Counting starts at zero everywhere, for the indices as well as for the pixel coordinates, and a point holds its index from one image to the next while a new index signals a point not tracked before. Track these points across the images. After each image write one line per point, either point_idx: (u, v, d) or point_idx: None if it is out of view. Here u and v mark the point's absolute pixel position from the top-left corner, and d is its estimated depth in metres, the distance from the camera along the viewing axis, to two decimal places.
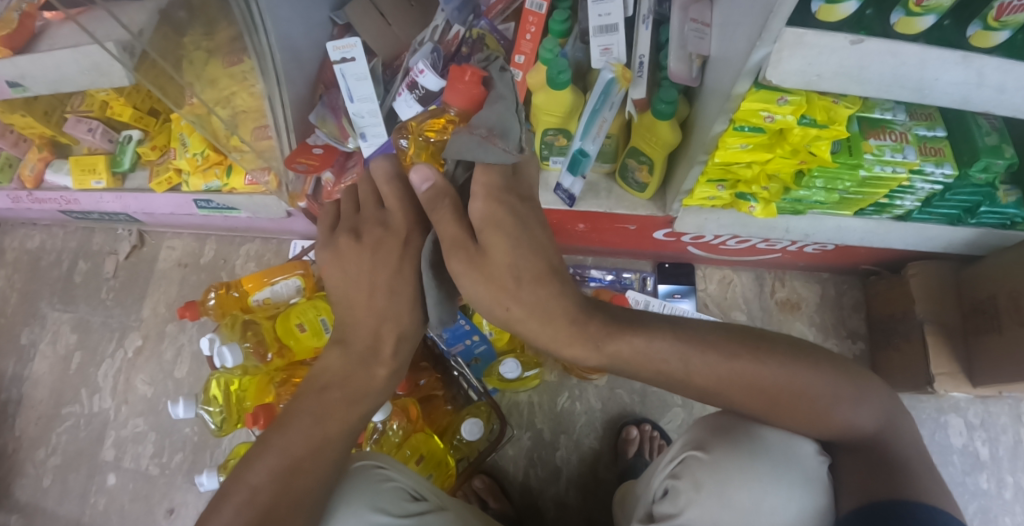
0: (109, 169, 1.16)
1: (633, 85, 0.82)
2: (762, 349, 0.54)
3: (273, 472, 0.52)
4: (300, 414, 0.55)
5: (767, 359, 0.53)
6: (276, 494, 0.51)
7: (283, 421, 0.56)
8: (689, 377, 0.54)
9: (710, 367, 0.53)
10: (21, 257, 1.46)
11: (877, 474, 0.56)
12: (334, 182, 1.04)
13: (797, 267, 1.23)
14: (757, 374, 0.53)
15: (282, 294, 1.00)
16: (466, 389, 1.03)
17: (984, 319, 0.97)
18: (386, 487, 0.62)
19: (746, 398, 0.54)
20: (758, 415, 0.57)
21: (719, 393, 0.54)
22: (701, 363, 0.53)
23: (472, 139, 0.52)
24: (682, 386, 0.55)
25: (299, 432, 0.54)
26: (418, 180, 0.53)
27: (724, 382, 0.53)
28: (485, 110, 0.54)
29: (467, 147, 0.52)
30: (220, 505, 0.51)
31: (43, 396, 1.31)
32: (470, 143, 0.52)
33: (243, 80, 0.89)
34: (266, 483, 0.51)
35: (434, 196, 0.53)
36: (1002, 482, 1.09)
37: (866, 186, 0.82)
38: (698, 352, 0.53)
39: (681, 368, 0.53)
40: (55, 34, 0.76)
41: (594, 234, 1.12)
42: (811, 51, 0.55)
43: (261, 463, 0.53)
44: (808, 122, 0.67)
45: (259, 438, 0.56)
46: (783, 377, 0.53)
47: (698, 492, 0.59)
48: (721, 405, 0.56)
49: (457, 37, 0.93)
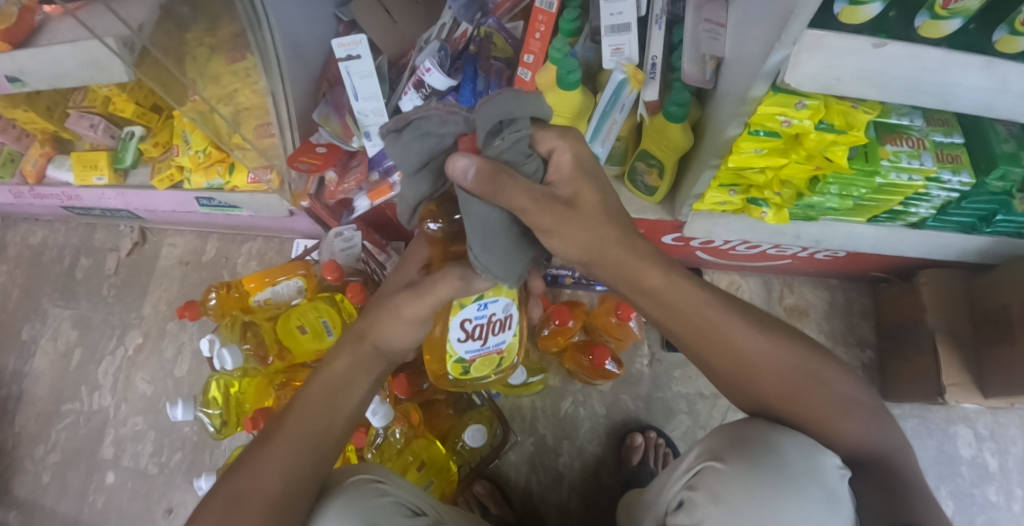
0: (112, 165, 1.15)
1: (644, 86, 0.80)
2: (794, 334, 0.63)
3: (283, 466, 0.52)
4: (290, 418, 0.56)
5: (797, 341, 0.62)
6: (283, 487, 0.52)
7: (269, 422, 0.57)
8: (729, 333, 0.60)
9: (749, 331, 0.60)
10: (24, 253, 1.45)
11: (892, 500, 0.58)
12: (335, 182, 1.03)
13: (806, 274, 1.21)
14: (789, 349, 0.61)
15: (282, 294, 0.96)
16: (467, 394, 1.03)
17: (996, 330, 0.95)
18: (382, 501, 0.59)
19: (777, 368, 0.60)
20: (781, 404, 0.61)
21: (751, 361, 0.60)
22: (741, 329, 0.60)
23: (515, 91, 0.41)
24: (721, 347, 0.61)
25: (279, 426, 0.55)
26: (461, 167, 0.39)
27: (757, 350, 0.60)
28: (514, 103, 0.41)
29: (519, 99, 0.41)
30: (231, 476, 0.52)
31: (44, 392, 1.31)
32: (515, 97, 0.41)
33: (245, 77, 0.88)
34: (275, 475, 0.52)
35: (488, 178, 0.40)
36: (1010, 495, 1.07)
37: (881, 193, 0.81)
38: (739, 321, 0.61)
39: (724, 324, 0.60)
40: (55, 29, 0.75)
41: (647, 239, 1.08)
42: (830, 54, 0.53)
43: (269, 454, 0.53)
44: (825, 127, 0.65)
45: (264, 431, 0.56)
46: (813, 357, 0.61)
47: (714, 506, 0.57)
48: (751, 378, 0.61)
49: (464, 36, 0.91)
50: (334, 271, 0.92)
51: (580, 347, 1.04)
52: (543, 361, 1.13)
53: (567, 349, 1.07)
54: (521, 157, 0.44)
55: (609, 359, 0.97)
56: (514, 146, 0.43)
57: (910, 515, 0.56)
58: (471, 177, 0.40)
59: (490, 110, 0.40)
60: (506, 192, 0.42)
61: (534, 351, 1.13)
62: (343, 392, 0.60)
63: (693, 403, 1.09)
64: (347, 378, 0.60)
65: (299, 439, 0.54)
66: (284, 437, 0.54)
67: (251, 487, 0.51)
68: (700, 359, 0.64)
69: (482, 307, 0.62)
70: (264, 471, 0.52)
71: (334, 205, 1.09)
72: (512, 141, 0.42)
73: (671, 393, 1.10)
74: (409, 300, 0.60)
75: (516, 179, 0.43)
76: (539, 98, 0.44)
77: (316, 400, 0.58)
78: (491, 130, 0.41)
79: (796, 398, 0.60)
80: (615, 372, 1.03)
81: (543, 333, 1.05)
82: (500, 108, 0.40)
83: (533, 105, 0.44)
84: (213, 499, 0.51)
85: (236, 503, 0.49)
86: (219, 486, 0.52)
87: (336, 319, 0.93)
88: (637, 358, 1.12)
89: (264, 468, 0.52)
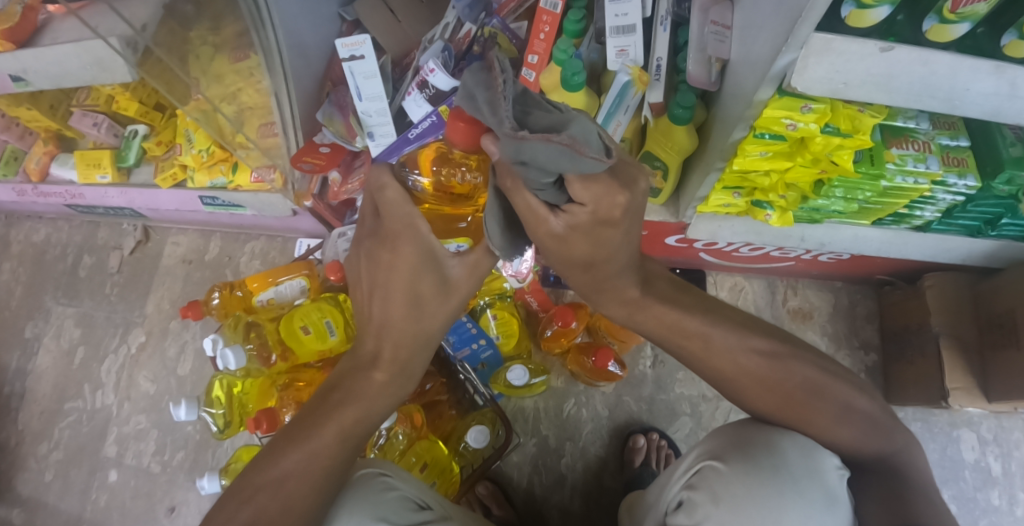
0: (114, 163, 1.15)
1: (650, 88, 0.80)
2: (786, 348, 0.60)
3: (315, 483, 0.53)
4: (319, 438, 0.55)
5: (786, 357, 0.60)
6: (315, 506, 0.53)
7: (296, 438, 0.55)
8: (707, 357, 0.60)
9: (731, 353, 0.60)
10: (27, 251, 1.46)
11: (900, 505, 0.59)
12: (340, 182, 1.03)
13: (810, 276, 1.20)
14: (781, 365, 0.59)
15: (285, 294, 0.96)
16: (472, 393, 0.99)
17: (1002, 334, 0.94)
18: (389, 496, 0.60)
19: (762, 384, 0.59)
20: (774, 413, 0.61)
21: (734, 379, 0.60)
22: (721, 350, 0.60)
23: (549, 147, 0.34)
24: (706, 363, 0.61)
25: (316, 451, 0.54)
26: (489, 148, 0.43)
27: (740, 371, 0.60)
28: (542, 153, 0.35)
29: (548, 154, 0.34)
30: (259, 494, 0.52)
31: (46, 390, 1.31)
32: (547, 152, 0.34)
33: (249, 76, 0.88)
34: (308, 493, 0.53)
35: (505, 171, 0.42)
36: (1013, 499, 1.07)
37: (886, 196, 0.81)
38: (729, 336, 0.60)
39: (701, 349, 0.60)
40: (58, 28, 0.75)
41: (654, 240, 1.08)
42: (839, 58, 0.53)
43: (297, 470, 0.53)
44: (831, 131, 0.65)
45: (290, 445, 0.54)
46: (803, 371, 0.59)
47: (714, 507, 0.57)
48: (738, 392, 0.62)
49: (468, 36, 0.91)
50: (338, 271, 0.92)
51: (584, 349, 1.04)
52: (546, 362, 1.13)
53: (570, 350, 1.07)
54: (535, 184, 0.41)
55: (612, 361, 0.97)
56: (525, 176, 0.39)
57: (912, 520, 0.56)
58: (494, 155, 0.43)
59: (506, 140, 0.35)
60: (515, 195, 0.43)
61: (537, 353, 1.13)
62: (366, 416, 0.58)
63: (697, 405, 1.09)
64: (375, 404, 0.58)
65: (332, 470, 0.55)
66: (312, 459, 0.54)
67: (285, 516, 0.51)
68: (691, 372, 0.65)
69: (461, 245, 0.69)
70: (296, 503, 0.52)
71: (337, 205, 1.10)
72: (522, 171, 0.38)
73: (674, 395, 1.10)
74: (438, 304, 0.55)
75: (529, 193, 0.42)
76: (572, 161, 0.35)
77: (354, 426, 0.57)
78: (506, 156, 0.37)
79: (791, 410, 0.60)
80: (618, 374, 1.04)
81: (546, 335, 1.05)
82: (510, 147, 0.35)
83: (559, 163, 0.35)
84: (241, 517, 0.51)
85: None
86: (248, 511, 0.51)
87: (339, 319, 0.93)
88: (640, 360, 1.12)
89: (297, 496, 0.52)
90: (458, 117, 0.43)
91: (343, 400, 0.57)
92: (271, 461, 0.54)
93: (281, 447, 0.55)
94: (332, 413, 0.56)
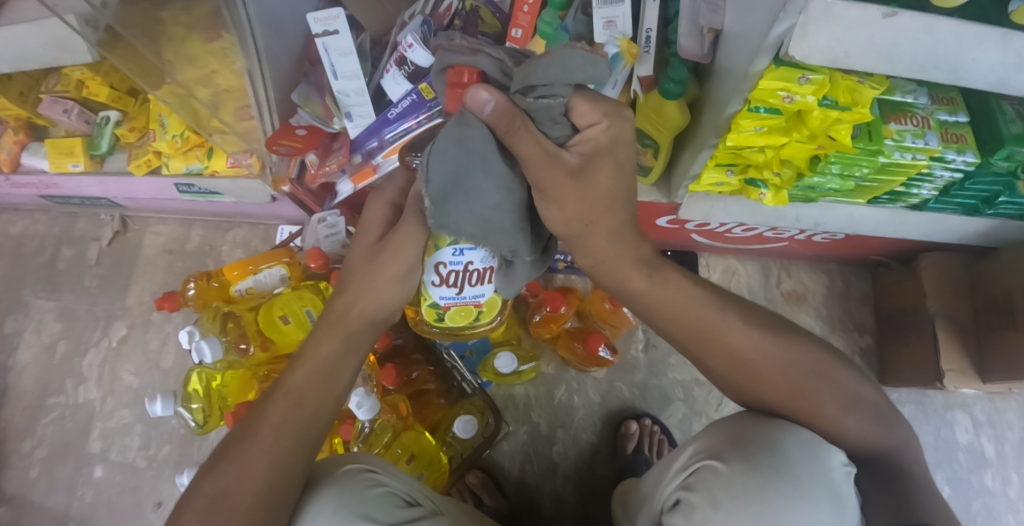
0: (86, 151, 1.10)
1: (638, 62, 0.77)
2: (794, 331, 0.61)
3: (272, 447, 0.53)
4: (273, 404, 0.56)
5: (801, 338, 0.60)
6: (274, 471, 0.52)
7: (252, 415, 0.56)
8: (725, 333, 0.59)
9: (745, 331, 0.59)
10: (4, 243, 1.41)
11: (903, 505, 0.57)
12: (317, 165, 0.98)
13: (804, 258, 1.18)
14: (797, 344, 0.59)
15: (265, 283, 0.93)
16: (460, 382, 1.02)
17: (998, 316, 0.93)
18: (375, 492, 0.57)
19: (776, 364, 0.58)
20: (780, 404, 0.59)
21: (749, 360, 0.59)
22: (736, 326, 0.59)
23: (581, 53, 0.39)
24: (715, 345, 0.60)
25: (273, 418, 0.54)
26: (480, 100, 0.39)
27: (754, 349, 0.59)
28: (576, 66, 0.39)
29: (578, 60, 0.39)
30: (216, 468, 0.52)
31: (29, 386, 1.28)
32: (580, 59, 0.39)
33: (223, 57, 0.83)
34: (265, 458, 0.52)
35: (503, 118, 0.40)
36: (1006, 480, 1.06)
37: (884, 173, 0.77)
38: (736, 319, 0.60)
39: (718, 323, 0.59)
40: (15, 7, 0.70)
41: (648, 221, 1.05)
42: (840, 26, 0.50)
43: (255, 441, 0.53)
44: (829, 103, 0.63)
45: (247, 419, 0.56)
46: (816, 356, 0.59)
47: (713, 510, 0.54)
48: (752, 381, 0.59)
49: (449, 10, 0.86)
50: (318, 259, 0.89)
51: (574, 335, 1.02)
52: (536, 347, 1.11)
53: (560, 336, 1.05)
54: (549, 120, 0.45)
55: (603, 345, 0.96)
56: (543, 109, 0.43)
57: None
58: (485, 111, 0.40)
59: (534, 68, 0.39)
60: (518, 138, 0.42)
61: (527, 338, 1.11)
62: (327, 370, 0.59)
63: (690, 390, 1.08)
64: (335, 361, 0.60)
65: (286, 431, 0.54)
66: (270, 423, 0.54)
67: (242, 484, 0.50)
68: (697, 359, 0.63)
69: (457, 252, 0.63)
70: (252, 468, 0.51)
71: (316, 189, 1.05)
72: (545, 100, 0.41)
73: (667, 380, 1.08)
74: (386, 264, 0.61)
75: (531, 133, 0.43)
76: (594, 66, 0.39)
77: (303, 386, 0.57)
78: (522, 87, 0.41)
79: (798, 398, 0.58)
80: (609, 360, 1.03)
81: (534, 320, 1.03)
82: (543, 69, 0.39)
83: (582, 72, 0.40)
84: (196, 503, 0.50)
85: (224, 503, 0.49)
86: (209, 482, 0.51)
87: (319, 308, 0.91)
88: (632, 344, 1.10)
89: (252, 462, 0.51)
90: (456, 82, 0.43)
91: (288, 368, 0.59)
92: (228, 441, 0.54)
93: (239, 425, 0.56)
94: (280, 383, 0.58)
